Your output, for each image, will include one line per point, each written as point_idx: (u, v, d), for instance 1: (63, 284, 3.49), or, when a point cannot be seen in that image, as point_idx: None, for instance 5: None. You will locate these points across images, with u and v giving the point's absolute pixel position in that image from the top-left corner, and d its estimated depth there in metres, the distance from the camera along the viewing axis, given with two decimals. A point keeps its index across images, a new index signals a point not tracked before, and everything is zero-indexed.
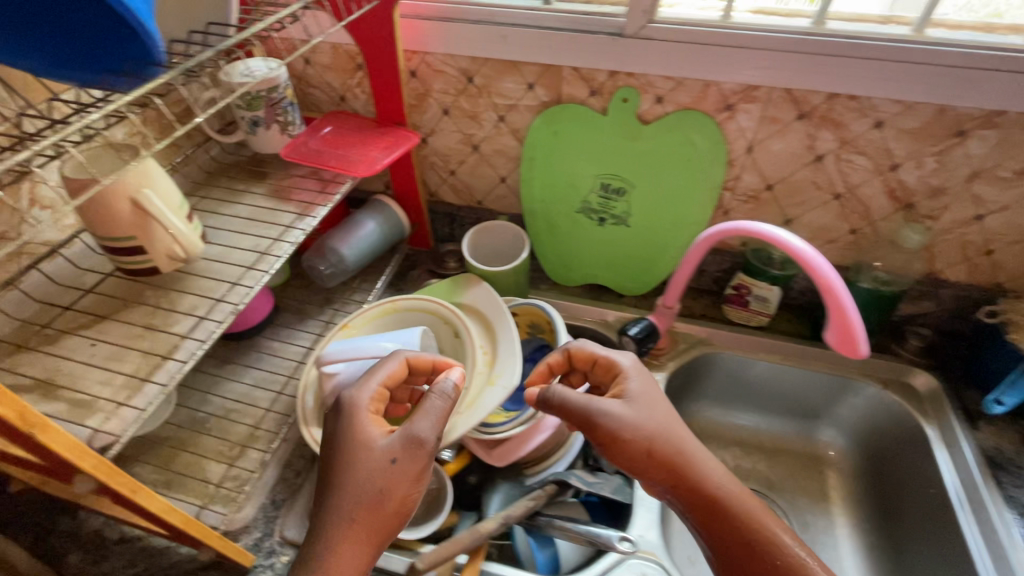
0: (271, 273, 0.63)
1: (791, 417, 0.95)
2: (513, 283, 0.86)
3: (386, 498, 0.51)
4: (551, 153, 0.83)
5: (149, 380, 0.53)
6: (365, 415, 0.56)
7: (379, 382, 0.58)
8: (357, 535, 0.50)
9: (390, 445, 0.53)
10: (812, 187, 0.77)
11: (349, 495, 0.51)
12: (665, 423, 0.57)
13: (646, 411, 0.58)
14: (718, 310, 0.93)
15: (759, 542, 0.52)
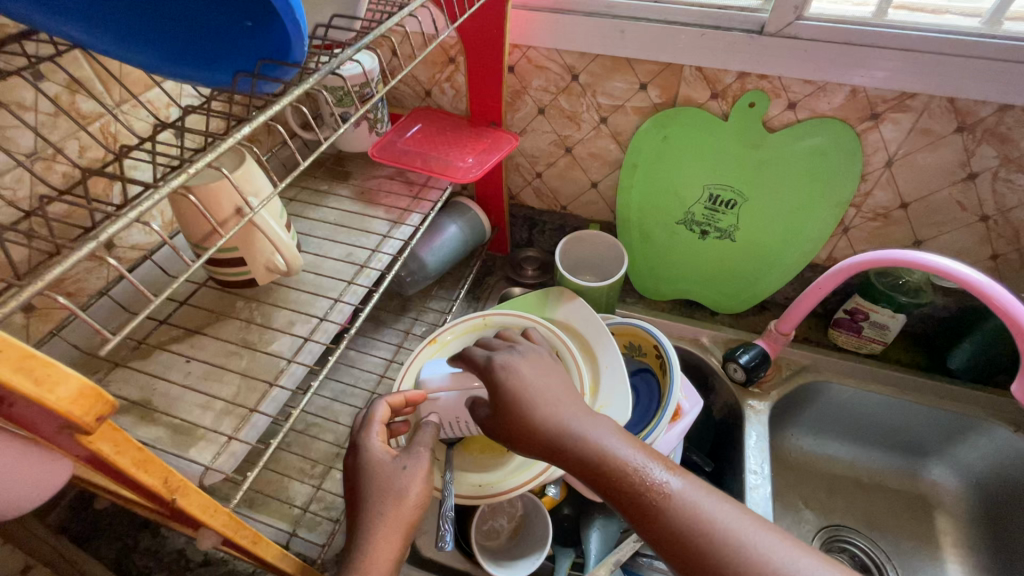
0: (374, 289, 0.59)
1: (896, 451, 0.86)
2: (605, 298, 0.80)
3: (400, 522, 0.45)
4: (657, 159, 0.76)
5: (256, 410, 0.49)
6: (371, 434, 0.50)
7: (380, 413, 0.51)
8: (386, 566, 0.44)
9: (398, 465, 0.48)
10: (955, 207, 0.69)
11: (376, 522, 0.44)
12: (541, 397, 0.50)
13: (531, 383, 0.51)
14: (822, 334, 0.86)
15: (687, 525, 0.42)
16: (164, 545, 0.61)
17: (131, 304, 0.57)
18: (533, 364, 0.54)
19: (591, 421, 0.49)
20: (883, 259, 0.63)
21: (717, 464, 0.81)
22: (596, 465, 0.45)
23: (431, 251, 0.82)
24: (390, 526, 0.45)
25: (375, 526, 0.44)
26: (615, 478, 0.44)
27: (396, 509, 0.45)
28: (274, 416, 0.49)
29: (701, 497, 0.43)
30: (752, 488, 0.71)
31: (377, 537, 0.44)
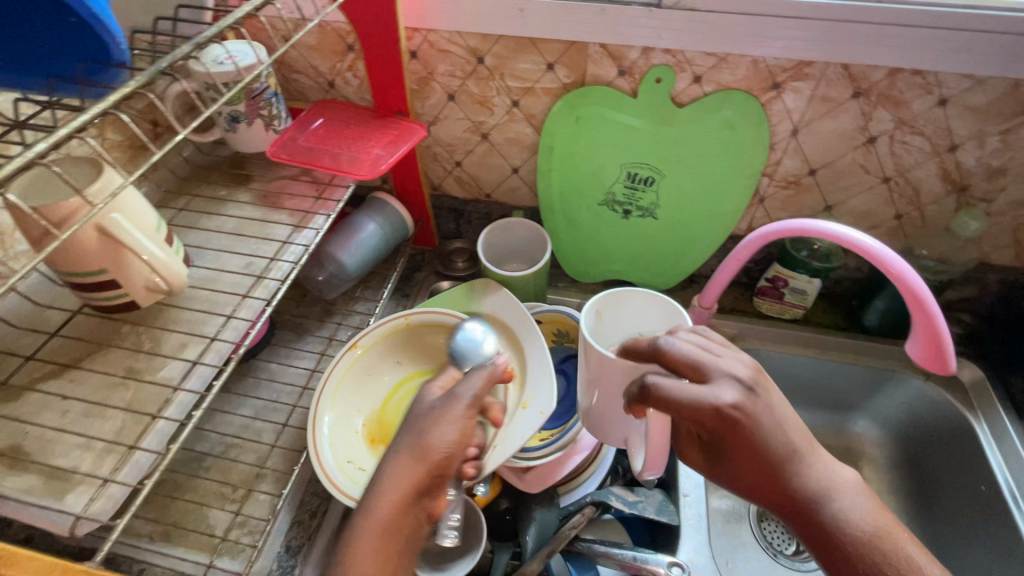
0: (270, 302, 0.55)
1: (823, 409, 0.89)
2: (535, 286, 0.78)
3: (409, 466, 0.46)
4: (573, 141, 0.75)
5: (137, 447, 0.45)
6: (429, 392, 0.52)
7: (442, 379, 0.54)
8: (373, 540, 0.44)
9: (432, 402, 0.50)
10: (859, 171, 0.71)
11: (369, 519, 0.45)
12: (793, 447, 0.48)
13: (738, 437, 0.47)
14: (749, 303, 0.88)
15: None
16: None
17: None
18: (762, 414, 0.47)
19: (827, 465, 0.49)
20: (778, 230, 0.65)
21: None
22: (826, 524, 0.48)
23: (349, 251, 0.78)
24: (392, 486, 0.45)
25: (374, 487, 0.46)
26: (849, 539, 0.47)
27: (405, 471, 0.46)
28: (158, 452, 0.45)
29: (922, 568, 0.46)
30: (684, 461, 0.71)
31: (358, 519, 0.45)
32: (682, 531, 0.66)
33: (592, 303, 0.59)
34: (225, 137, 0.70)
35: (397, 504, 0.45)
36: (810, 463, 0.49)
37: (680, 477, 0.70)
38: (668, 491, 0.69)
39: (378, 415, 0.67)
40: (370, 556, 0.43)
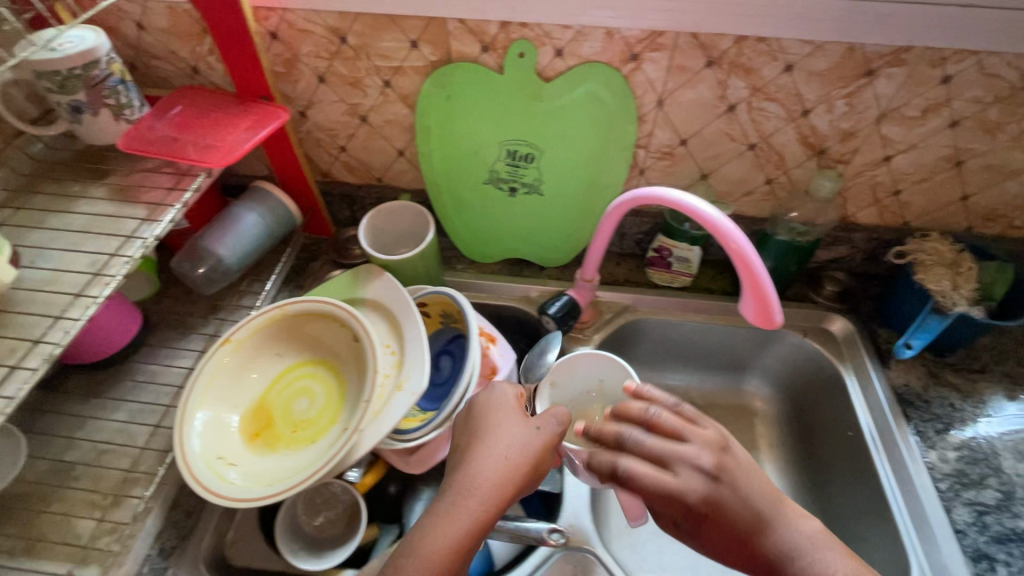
0: (103, 300, 0.53)
1: (720, 371, 0.93)
2: (423, 269, 0.78)
3: (500, 466, 0.50)
4: (449, 120, 0.74)
5: None
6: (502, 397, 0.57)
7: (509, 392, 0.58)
8: (453, 525, 0.47)
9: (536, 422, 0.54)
10: (725, 139, 0.73)
11: (442, 511, 0.48)
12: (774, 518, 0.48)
13: (728, 493, 0.48)
14: (642, 273, 0.90)
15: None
16: None
17: None
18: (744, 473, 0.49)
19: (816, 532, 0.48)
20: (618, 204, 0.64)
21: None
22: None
23: (228, 244, 0.76)
24: (490, 477, 0.50)
25: (474, 475, 0.50)
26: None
27: (489, 467, 0.50)
28: None
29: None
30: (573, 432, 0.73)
31: (450, 505, 0.48)
32: (564, 496, 0.68)
33: (546, 376, 0.72)
34: (72, 129, 0.65)
35: (485, 494, 0.49)
36: (804, 528, 0.48)
37: None
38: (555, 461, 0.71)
39: (256, 408, 0.66)
40: (445, 541, 0.47)
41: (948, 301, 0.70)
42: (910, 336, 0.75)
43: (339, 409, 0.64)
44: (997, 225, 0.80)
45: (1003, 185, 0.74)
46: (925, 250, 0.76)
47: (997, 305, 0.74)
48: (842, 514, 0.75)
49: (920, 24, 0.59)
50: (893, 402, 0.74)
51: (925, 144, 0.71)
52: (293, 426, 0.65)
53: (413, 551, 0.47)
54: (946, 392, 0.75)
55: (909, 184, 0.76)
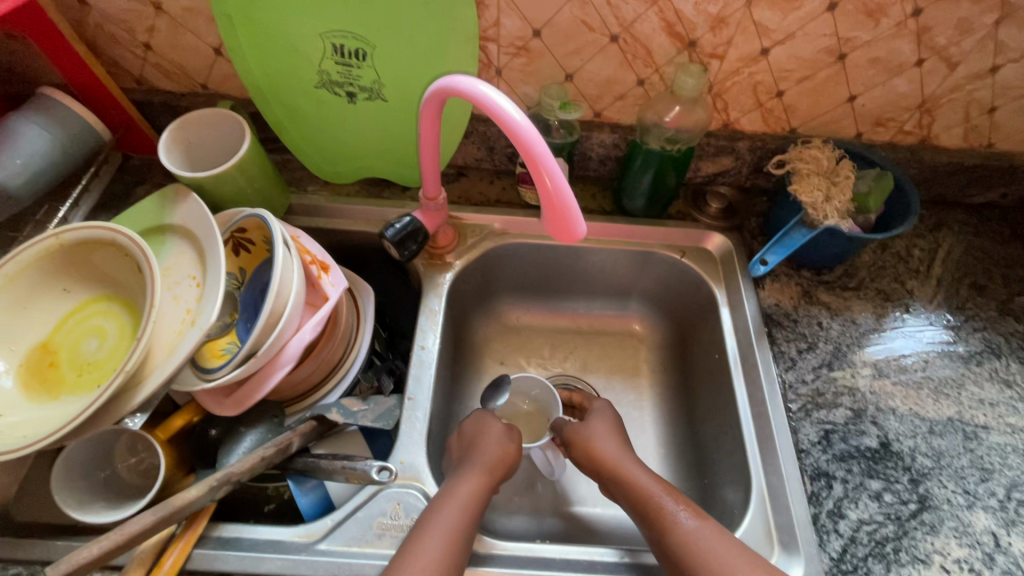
0: None
1: (605, 298, 0.87)
2: (250, 188, 0.68)
3: (498, 450, 0.60)
4: (253, 5, 0.61)
5: None
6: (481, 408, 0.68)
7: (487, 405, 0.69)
8: (472, 486, 0.55)
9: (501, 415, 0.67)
10: (582, 28, 0.63)
11: (467, 472, 0.57)
12: (628, 468, 0.58)
13: (612, 447, 0.61)
14: (516, 193, 0.81)
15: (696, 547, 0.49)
16: None
17: None
18: (609, 428, 0.64)
19: (650, 475, 0.57)
20: (430, 91, 0.51)
21: (400, 350, 0.76)
22: (656, 518, 0.52)
23: (18, 156, 0.64)
24: (493, 457, 0.59)
25: (478, 456, 0.59)
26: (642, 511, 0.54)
27: (494, 449, 0.60)
28: None
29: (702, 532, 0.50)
30: (417, 364, 0.68)
31: (465, 474, 0.56)
32: (399, 432, 0.63)
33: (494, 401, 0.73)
34: None
35: (491, 468, 0.58)
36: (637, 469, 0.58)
37: (411, 380, 0.67)
38: (399, 397, 0.66)
39: (34, 352, 0.56)
40: (468, 492, 0.54)
41: (819, 214, 0.66)
42: (767, 252, 0.69)
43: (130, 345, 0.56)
44: (887, 130, 0.73)
45: (892, 83, 0.67)
46: (803, 156, 0.69)
47: (873, 218, 0.69)
48: (705, 437, 0.73)
49: None
50: (759, 321, 0.70)
51: (803, 33, 0.62)
52: (79, 369, 0.56)
53: (443, 498, 0.53)
54: (816, 310, 0.72)
55: (792, 84, 0.68)
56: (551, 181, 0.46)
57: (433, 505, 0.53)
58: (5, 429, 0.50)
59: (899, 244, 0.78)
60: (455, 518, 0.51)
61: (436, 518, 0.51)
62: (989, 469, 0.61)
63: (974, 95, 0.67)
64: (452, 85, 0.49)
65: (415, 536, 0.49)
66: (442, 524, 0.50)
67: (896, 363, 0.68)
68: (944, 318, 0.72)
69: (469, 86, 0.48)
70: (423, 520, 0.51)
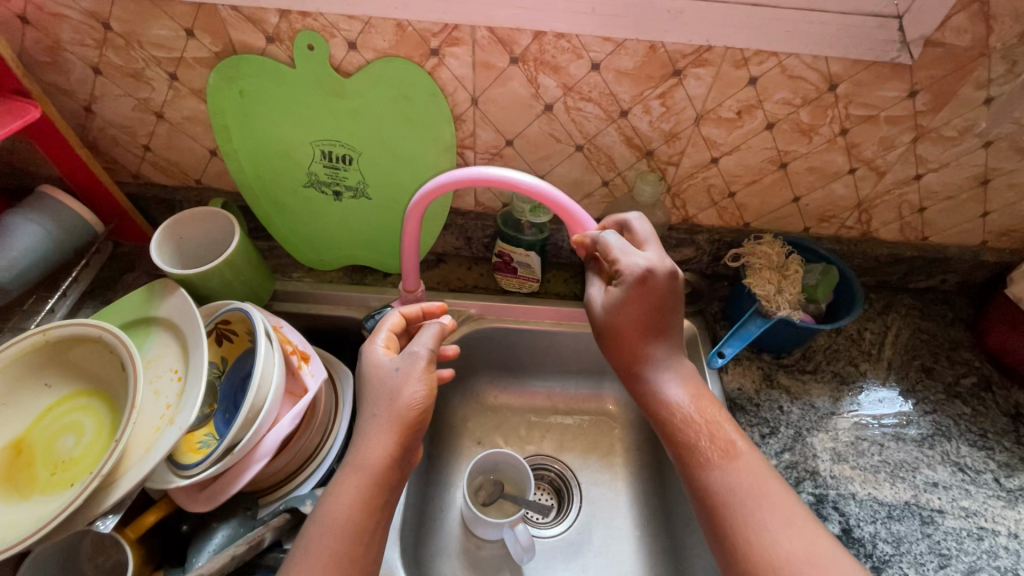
0: None
1: (579, 377, 0.91)
2: (238, 282, 0.71)
3: (391, 430, 0.53)
4: (247, 117, 0.67)
5: None
6: (379, 349, 0.59)
7: (388, 325, 0.62)
8: (352, 493, 0.52)
9: (391, 369, 0.56)
10: (551, 139, 0.69)
11: (347, 478, 0.52)
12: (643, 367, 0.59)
13: (625, 320, 0.58)
14: (493, 279, 0.86)
15: (740, 496, 0.53)
16: None
17: None
18: (644, 295, 0.56)
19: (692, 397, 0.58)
20: (420, 194, 0.59)
21: None
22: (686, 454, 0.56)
23: (11, 252, 0.66)
24: (377, 454, 0.53)
25: (364, 447, 0.53)
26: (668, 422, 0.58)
27: (382, 439, 0.53)
28: None
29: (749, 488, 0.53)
30: None
31: (346, 478, 0.52)
32: None
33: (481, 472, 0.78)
34: None
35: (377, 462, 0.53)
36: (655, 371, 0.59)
37: None
38: None
39: (11, 448, 0.57)
40: (350, 504, 0.51)
41: (772, 305, 0.71)
42: (723, 345, 0.73)
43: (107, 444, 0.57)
44: (831, 226, 0.80)
45: (830, 187, 0.74)
46: (758, 252, 0.75)
47: (823, 307, 0.75)
48: (679, 520, 0.75)
49: (711, 23, 0.56)
50: (723, 406, 0.73)
51: (747, 146, 0.69)
52: (53, 467, 0.57)
53: (320, 516, 0.51)
54: (777, 394, 0.75)
55: (741, 186, 0.74)
56: (564, 204, 0.59)
57: (315, 516, 0.51)
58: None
59: (852, 328, 0.83)
60: (331, 544, 0.49)
61: (313, 543, 0.49)
62: (946, 555, 0.63)
63: (904, 198, 0.75)
64: (443, 177, 0.57)
65: (294, 560, 0.49)
66: (314, 552, 0.49)
67: (853, 446, 0.71)
68: (896, 400, 0.76)
69: (465, 173, 0.57)
70: (307, 531, 0.51)
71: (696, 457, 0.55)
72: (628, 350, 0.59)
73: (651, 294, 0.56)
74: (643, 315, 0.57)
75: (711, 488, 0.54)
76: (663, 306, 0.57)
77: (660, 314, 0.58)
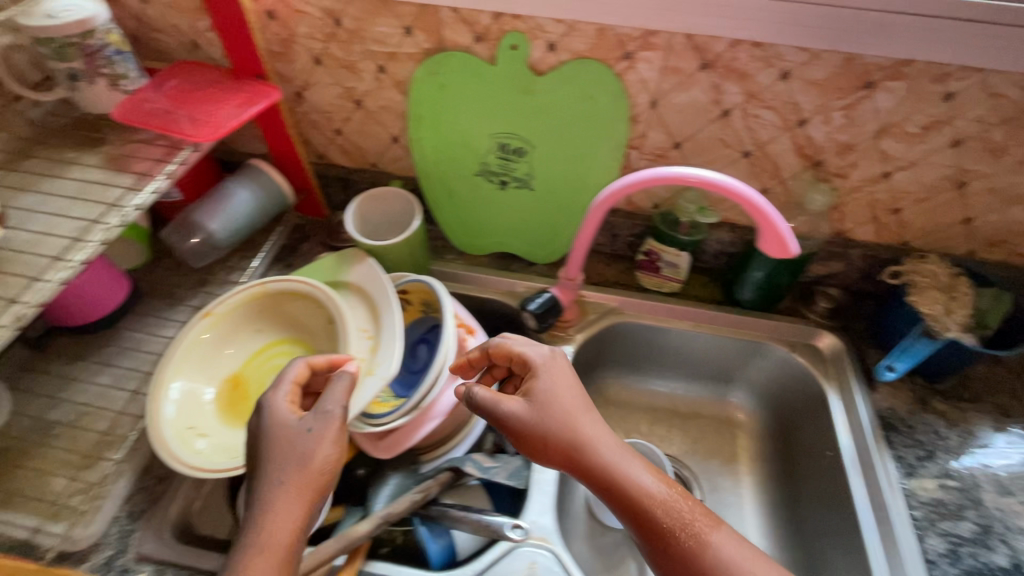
0: (118, 226, 0.58)
1: (703, 381, 0.92)
2: (410, 257, 0.78)
3: (302, 500, 0.48)
4: (440, 109, 0.74)
5: None
6: (283, 403, 0.53)
7: (292, 374, 0.56)
8: (271, 563, 0.45)
9: (302, 430, 0.51)
10: (719, 144, 0.71)
11: (255, 555, 0.45)
12: (594, 448, 0.53)
13: (547, 412, 0.55)
14: (632, 277, 0.89)
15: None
16: None
17: None
18: (566, 373, 0.59)
19: (648, 473, 0.53)
20: (602, 197, 0.62)
21: None
22: (669, 543, 0.49)
23: (226, 215, 0.77)
24: (289, 527, 0.46)
25: (267, 521, 0.46)
26: (643, 519, 0.51)
27: (292, 511, 0.47)
28: None
29: (744, 558, 0.48)
30: None
31: (251, 554, 0.45)
32: (529, 493, 0.68)
33: None
34: (70, 96, 0.67)
35: (296, 529, 0.47)
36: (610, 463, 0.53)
37: None
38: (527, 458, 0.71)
39: (230, 380, 0.66)
40: None
41: (940, 325, 0.68)
42: (893, 358, 0.74)
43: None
44: (1001, 252, 0.76)
45: (1008, 211, 0.71)
46: (923, 270, 0.74)
47: (991, 333, 0.73)
48: (815, 537, 0.74)
49: (918, 38, 0.57)
50: (876, 425, 0.72)
51: (926, 162, 0.68)
52: None
53: None
54: (932, 419, 0.73)
55: (908, 203, 0.73)
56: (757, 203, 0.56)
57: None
58: (212, 451, 0.59)
59: (1014, 361, 0.79)
60: None
61: None
62: None
63: None
64: (631, 178, 0.60)
65: None
66: None
67: (1020, 482, 0.68)
68: None
69: (653, 175, 0.59)
70: None
71: (677, 541, 0.49)
72: (574, 441, 0.54)
73: (571, 380, 0.58)
74: (563, 397, 0.56)
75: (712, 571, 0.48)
76: (578, 384, 0.58)
77: (580, 391, 0.57)
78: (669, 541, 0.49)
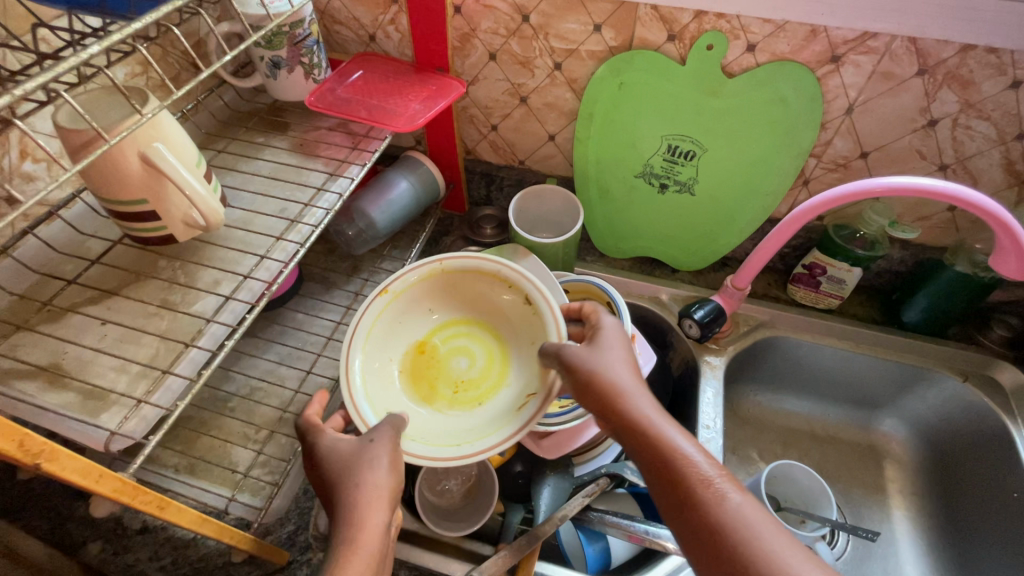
0: (329, 211, 0.60)
1: (848, 404, 0.87)
2: (563, 256, 0.78)
3: (379, 501, 0.46)
4: (614, 109, 0.73)
5: (192, 345, 0.49)
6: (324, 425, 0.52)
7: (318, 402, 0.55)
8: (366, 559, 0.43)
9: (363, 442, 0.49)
10: (915, 156, 0.67)
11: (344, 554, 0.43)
12: (638, 400, 0.49)
13: (600, 357, 0.52)
14: (782, 290, 0.85)
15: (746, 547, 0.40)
16: (126, 525, 0.61)
17: (61, 246, 0.55)
18: (624, 337, 0.55)
19: (686, 436, 0.47)
20: (807, 207, 0.64)
21: None
22: (690, 502, 0.43)
23: (385, 203, 0.78)
24: (381, 521, 0.45)
25: (355, 517, 0.45)
26: (678, 481, 0.44)
27: (372, 509, 0.45)
28: (212, 349, 0.49)
29: (766, 535, 0.41)
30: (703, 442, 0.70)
31: (346, 552, 0.43)
32: None
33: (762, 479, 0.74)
34: (264, 83, 0.70)
35: (380, 517, 0.45)
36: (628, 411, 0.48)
37: None
38: None
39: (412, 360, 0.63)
40: None
41: None
42: None
43: (508, 370, 0.62)
44: None
45: None
46: None
47: None
48: None
49: None
50: None
51: None
52: (454, 386, 0.63)
53: None
54: None
55: None
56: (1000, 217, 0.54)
57: None
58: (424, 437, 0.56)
59: None
60: None
61: None
62: None
63: None
64: (854, 189, 0.60)
65: None
66: None
67: None
68: None
69: (878, 190, 0.59)
70: None
71: (699, 507, 0.43)
72: (614, 387, 0.50)
73: (625, 338, 0.55)
74: (613, 350, 0.53)
75: (727, 534, 0.41)
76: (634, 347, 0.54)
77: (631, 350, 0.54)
78: (694, 505, 0.43)
